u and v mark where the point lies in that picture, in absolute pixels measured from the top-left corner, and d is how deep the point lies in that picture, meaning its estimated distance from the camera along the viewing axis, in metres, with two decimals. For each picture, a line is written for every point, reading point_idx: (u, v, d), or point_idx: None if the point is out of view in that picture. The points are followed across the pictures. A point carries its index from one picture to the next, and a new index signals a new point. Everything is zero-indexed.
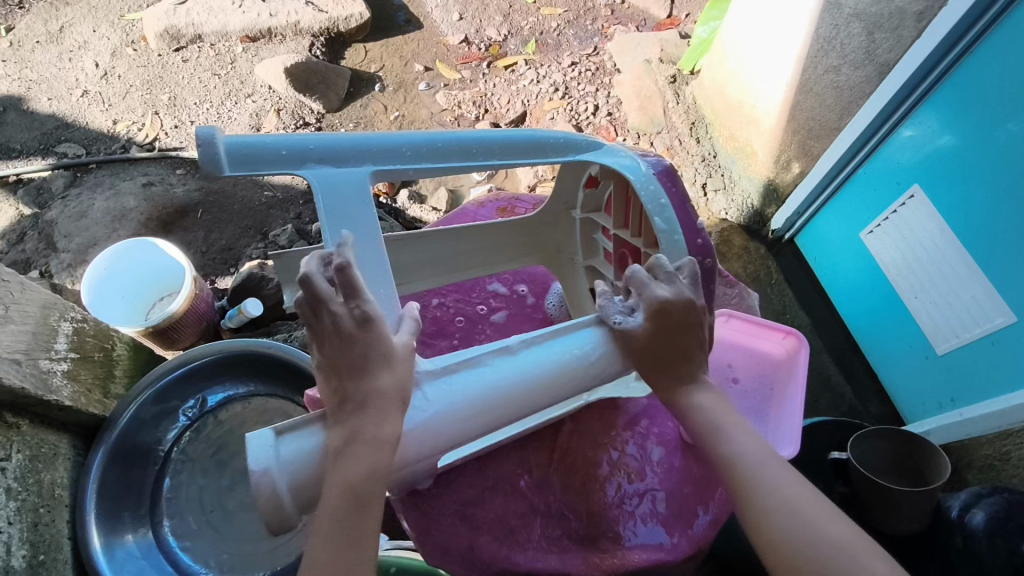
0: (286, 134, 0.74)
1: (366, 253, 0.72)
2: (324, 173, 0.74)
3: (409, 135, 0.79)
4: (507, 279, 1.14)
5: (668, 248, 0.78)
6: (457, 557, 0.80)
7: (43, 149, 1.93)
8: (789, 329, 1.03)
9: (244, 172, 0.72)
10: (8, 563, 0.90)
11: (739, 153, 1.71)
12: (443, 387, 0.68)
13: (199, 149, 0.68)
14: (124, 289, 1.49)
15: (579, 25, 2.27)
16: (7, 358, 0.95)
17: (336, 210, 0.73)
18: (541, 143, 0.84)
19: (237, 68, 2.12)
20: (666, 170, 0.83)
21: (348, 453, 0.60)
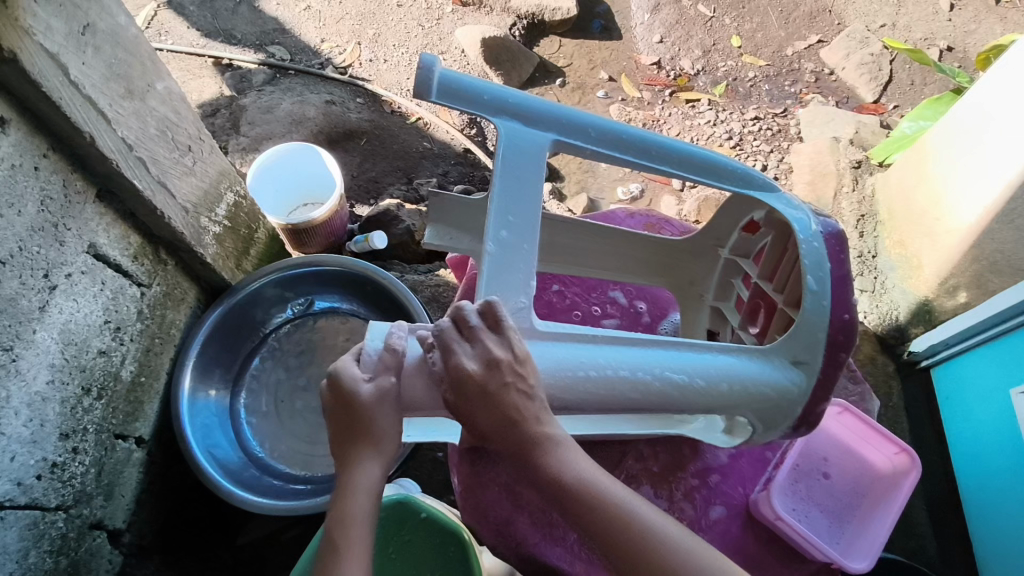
0: (491, 82, 0.79)
1: (523, 207, 0.74)
2: (512, 127, 0.78)
3: (598, 119, 0.82)
4: (629, 291, 1.13)
5: (811, 310, 0.76)
6: (493, 525, 0.85)
7: (257, 45, 2.15)
8: (905, 446, 0.95)
9: (448, 106, 0.78)
10: (119, 372, 1.02)
11: (901, 262, 1.58)
12: (538, 348, 0.70)
13: (417, 71, 0.75)
14: (282, 184, 1.64)
15: (776, 83, 2.20)
16: (180, 204, 1.06)
17: (511, 160, 0.76)
18: (722, 168, 0.85)
19: (440, 25, 2.23)
20: (837, 236, 0.80)
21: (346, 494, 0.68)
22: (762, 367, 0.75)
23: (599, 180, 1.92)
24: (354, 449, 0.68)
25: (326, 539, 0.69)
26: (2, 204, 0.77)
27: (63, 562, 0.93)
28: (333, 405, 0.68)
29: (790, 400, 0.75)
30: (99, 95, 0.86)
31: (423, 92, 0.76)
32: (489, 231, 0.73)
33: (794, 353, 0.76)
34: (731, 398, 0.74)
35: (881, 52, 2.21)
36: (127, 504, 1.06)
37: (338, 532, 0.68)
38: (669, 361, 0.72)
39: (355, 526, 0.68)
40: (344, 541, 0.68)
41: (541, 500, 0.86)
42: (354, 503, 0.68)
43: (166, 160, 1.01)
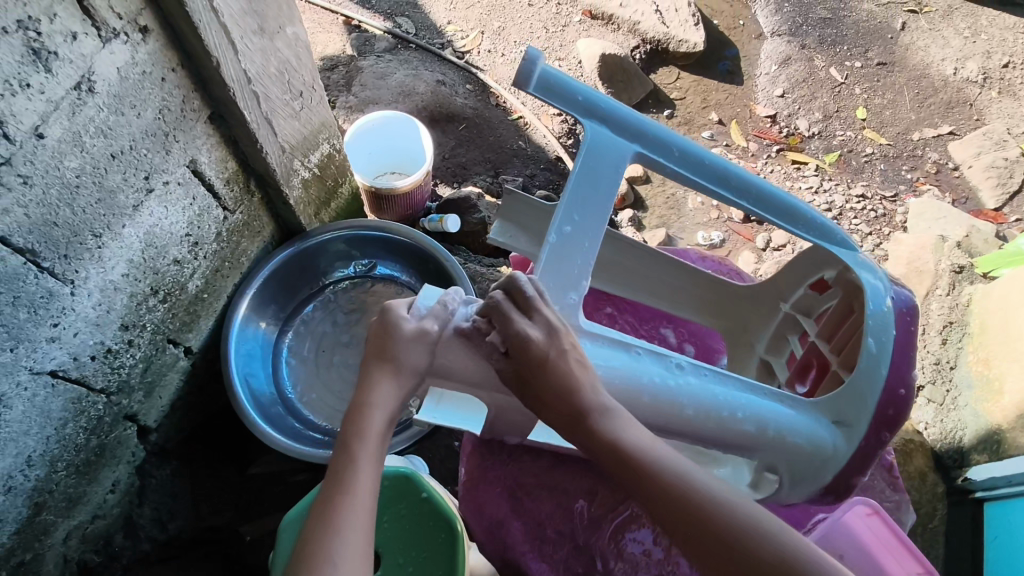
0: (584, 85, 0.81)
1: (592, 211, 0.78)
2: (597, 131, 0.81)
3: (681, 140, 0.84)
4: (681, 331, 1.10)
5: (865, 368, 0.80)
6: (485, 523, 0.90)
7: (388, 13, 2.23)
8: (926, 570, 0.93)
9: (540, 100, 0.79)
10: (186, 283, 1.08)
11: (982, 382, 1.46)
12: (581, 343, 0.74)
13: (521, 63, 0.76)
14: (375, 148, 1.68)
15: (893, 165, 2.09)
16: (279, 143, 1.11)
17: (592, 163, 0.79)
18: (799, 216, 0.86)
19: (565, 32, 2.24)
20: (907, 307, 0.83)
21: (367, 409, 0.70)
22: (805, 419, 0.80)
23: (683, 220, 1.88)
24: (378, 370, 0.72)
25: (340, 447, 0.69)
26: (126, 104, 0.84)
27: (93, 442, 1.00)
28: (373, 332, 0.75)
29: (825, 456, 0.81)
30: (234, 26, 0.91)
31: (523, 82, 0.77)
32: (554, 225, 0.77)
33: (837, 413, 0.81)
34: (768, 442, 0.79)
35: (1018, 159, 2.06)
36: (162, 406, 1.12)
37: (356, 440, 0.69)
38: (713, 392, 0.76)
39: (371, 437, 0.69)
40: (360, 450, 0.68)
41: (540, 512, 0.90)
42: (372, 415, 0.70)
43: (276, 99, 1.07)
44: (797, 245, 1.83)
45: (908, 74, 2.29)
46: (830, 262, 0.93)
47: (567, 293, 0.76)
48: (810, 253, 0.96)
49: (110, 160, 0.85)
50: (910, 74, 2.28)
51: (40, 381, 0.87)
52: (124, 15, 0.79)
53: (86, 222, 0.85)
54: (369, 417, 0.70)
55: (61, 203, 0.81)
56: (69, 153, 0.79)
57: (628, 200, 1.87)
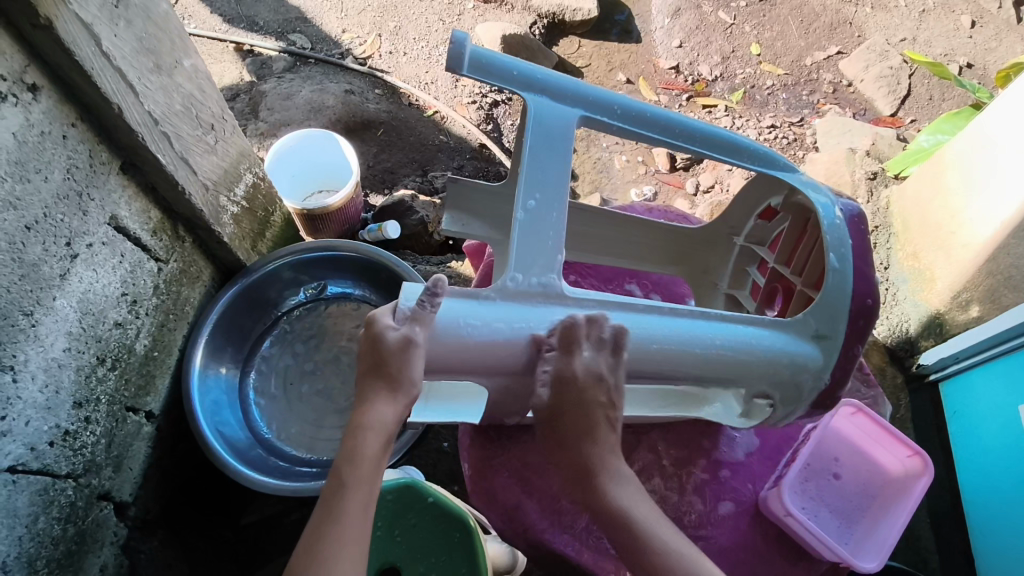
0: (518, 58, 0.82)
1: (551, 180, 0.78)
2: (540, 102, 0.82)
3: (621, 96, 0.86)
4: (646, 284, 1.14)
5: (833, 287, 0.82)
6: (499, 507, 0.92)
7: (278, 32, 2.16)
8: (917, 448, 1.01)
9: (478, 79, 0.80)
10: (133, 344, 1.02)
11: (914, 274, 1.56)
12: (566, 314, 0.76)
13: (450, 46, 0.76)
14: (297, 170, 1.64)
15: (795, 92, 2.20)
16: (201, 181, 1.07)
17: (541, 132, 0.80)
18: (742, 148, 0.90)
19: (461, 21, 2.24)
20: (856, 216, 0.87)
21: (359, 433, 0.72)
22: (785, 339, 0.81)
23: (614, 181, 1.93)
24: (373, 390, 0.72)
25: (335, 471, 0.72)
26: (29, 169, 0.79)
27: (71, 531, 0.94)
28: (363, 345, 0.74)
29: (812, 374, 0.82)
30: (129, 67, 0.86)
31: (456, 64, 0.77)
32: (519, 201, 0.77)
33: (817, 327, 0.83)
34: (756, 369, 0.81)
35: (901, 66, 2.21)
36: (135, 477, 1.06)
37: (346, 467, 0.71)
38: (698, 331, 0.79)
39: (364, 463, 0.71)
40: (352, 476, 0.71)
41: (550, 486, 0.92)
42: (365, 441, 0.71)
43: (188, 136, 1.02)
44: (724, 184, 1.91)
45: (789, 5, 2.40)
46: (776, 187, 0.98)
47: (545, 266, 0.76)
48: (754, 184, 1.01)
49: (26, 232, 0.80)
50: (791, 5, 2.40)
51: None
52: (8, 75, 0.74)
53: (14, 301, 0.79)
54: (359, 445, 0.71)
55: None
56: None
57: None
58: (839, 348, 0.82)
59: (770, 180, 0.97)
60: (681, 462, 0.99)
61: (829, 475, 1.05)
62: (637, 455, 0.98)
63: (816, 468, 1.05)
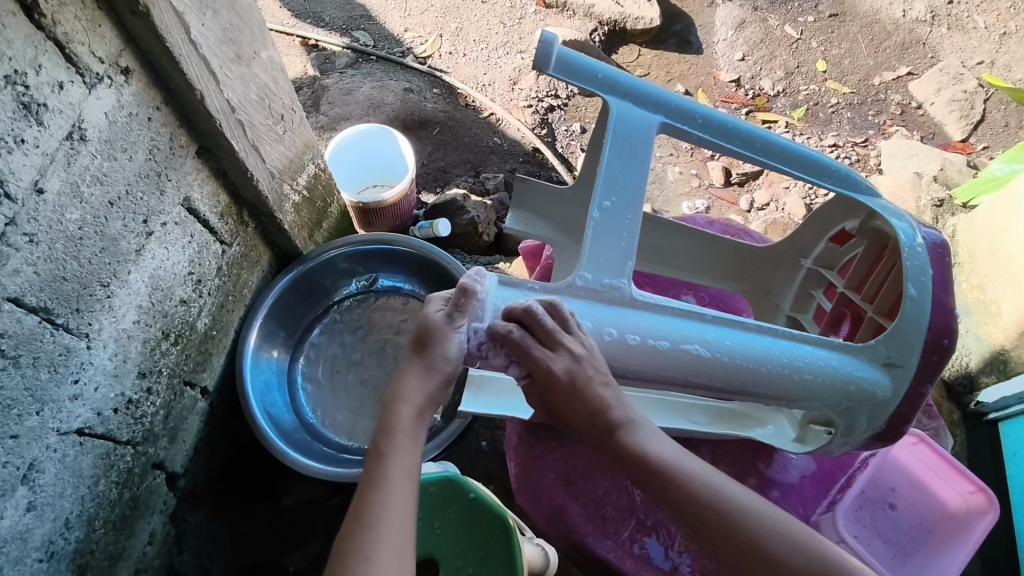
0: (605, 62, 0.84)
1: (628, 184, 0.79)
2: (623, 106, 0.83)
3: (705, 107, 0.86)
4: (703, 296, 1.13)
5: (907, 313, 0.79)
6: (544, 508, 0.94)
7: (343, 28, 2.22)
8: (982, 486, 1.00)
9: (564, 79, 0.82)
10: (195, 322, 1.07)
11: (978, 307, 1.49)
12: (627, 314, 0.76)
13: (539, 45, 0.79)
14: (355, 164, 1.67)
15: (860, 111, 2.14)
16: (267, 169, 1.11)
17: (620, 133, 0.81)
18: (823, 167, 0.88)
19: (522, 26, 2.26)
20: (938, 246, 0.83)
21: (391, 407, 0.73)
22: (854, 362, 0.79)
23: (666, 193, 1.92)
24: (412, 363, 0.74)
25: (373, 446, 0.72)
26: (117, 148, 0.83)
27: (126, 495, 0.98)
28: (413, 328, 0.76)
29: (880, 401, 0.79)
30: (212, 56, 0.90)
31: (544, 62, 0.79)
32: (595, 200, 0.79)
33: (888, 354, 0.79)
34: (822, 391, 0.79)
35: (976, 91, 2.12)
36: (186, 450, 1.11)
37: (383, 437, 0.71)
38: (765, 348, 0.77)
39: (401, 433, 0.71)
40: (390, 446, 0.71)
41: (596, 492, 0.95)
42: (399, 412, 0.72)
43: (260, 125, 1.06)
44: (780, 202, 1.88)
45: (860, 22, 2.34)
46: (853, 210, 0.95)
47: (615, 269, 0.77)
48: (830, 205, 0.98)
49: (109, 208, 0.84)
50: (862, 22, 2.34)
51: (68, 440, 0.85)
52: (106, 58, 0.78)
53: (94, 272, 0.83)
54: (392, 420, 0.72)
55: (68, 256, 0.79)
56: (69, 205, 0.78)
57: None
58: (910, 378, 0.79)
59: (847, 202, 0.94)
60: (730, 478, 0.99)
61: (884, 504, 1.06)
62: None
63: (870, 497, 1.06)
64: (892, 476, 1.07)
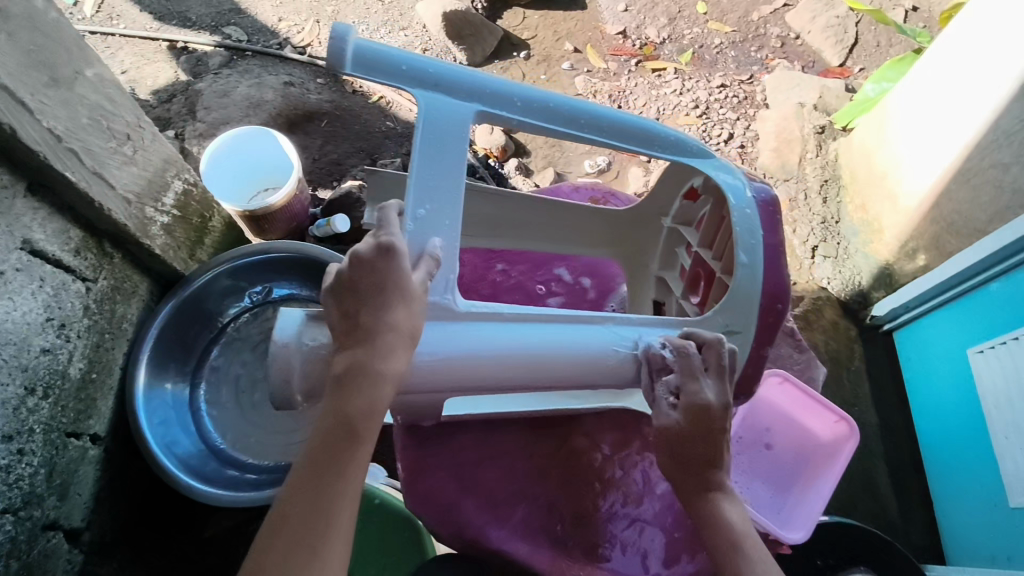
0: (412, 53, 0.80)
1: (444, 186, 0.77)
2: (431, 98, 0.80)
3: (524, 89, 0.84)
4: (575, 267, 1.16)
5: (742, 279, 0.82)
6: (435, 507, 0.90)
7: (213, 26, 2.06)
8: (842, 414, 1.07)
9: (365, 77, 0.78)
10: (66, 369, 1.00)
11: (863, 226, 1.59)
12: (461, 328, 0.73)
13: (330, 44, 0.75)
14: (239, 171, 1.58)
15: (743, 49, 2.18)
16: (120, 195, 1.03)
17: (430, 132, 0.78)
18: (649, 134, 0.88)
19: (401, 1, 2.18)
20: (766, 202, 0.87)
21: (351, 379, 0.64)
22: (692, 339, 0.81)
23: (566, 154, 1.91)
24: (384, 322, 0.65)
25: (338, 424, 0.63)
26: None
27: (15, 565, 0.92)
28: (360, 262, 0.66)
29: None
30: (18, 85, 0.82)
31: (337, 62, 0.75)
32: (408, 209, 0.75)
33: (726, 323, 0.82)
34: (663, 369, 0.80)
35: (847, 14, 2.19)
36: (84, 502, 1.05)
37: (358, 424, 0.64)
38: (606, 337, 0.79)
39: (372, 418, 0.64)
40: (364, 433, 0.64)
41: (486, 482, 0.93)
42: (379, 391, 0.64)
43: (100, 149, 0.98)
44: None
45: None
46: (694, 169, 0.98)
47: (438, 286, 0.73)
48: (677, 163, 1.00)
49: None
50: None
51: None
52: None
53: None
54: (356, 402, 0.63)
55: None
56: None
57: (510, 150, 1.86)
58: (749, 343, 0.83)
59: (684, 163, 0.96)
60: (619, 445, 0.99)
61: (761, 445, 1.08)
62: (573, 441, 0.98)
63: (748, 439, 1.09)
64: (765, 415, 1.10)
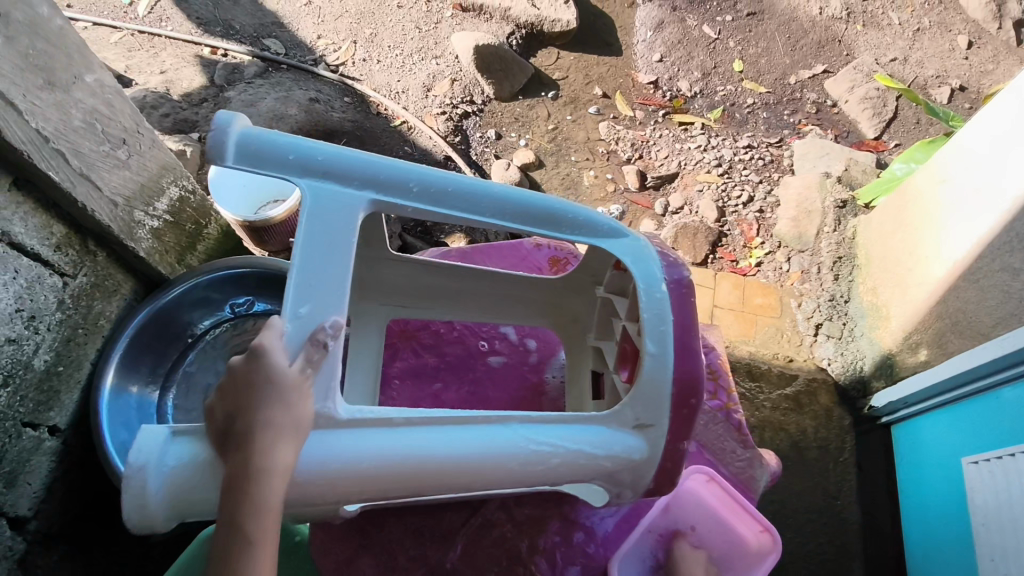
0: (298, 140, 0.76)
1: (328, 270, 0.71)
2: (317, 186, 0.75)
3: (420, 172, 0.79)
4: (522, 329, 1.16)
5: (653, 368, 0.78)
6: (332, 561, 0.91)
7: (254, 36, 2.14)
8: (768, 524, 0.96)
9: (249, 168, 0.75)
10: (31, 360, 1.01)
11: (872, 310, 1.50)
12: (345, 437, 0.69)
13: (209, 136, 0.72)
14: (250, 180, 1.57)
15: (775, 111, 2.13)
16: (107, 198, 1.05)
17: (316, 221, 0.73)
18: (558, 217, 0.83)
19: (438, 30, 2.21)
20: (680, 286, 0.84)
21: (242, 485, 0.62)
22: (599, 433, 0.77)
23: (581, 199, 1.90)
24: (265, 423, 0.65)
25: (230, 531, 0.62)
26: None
27: None
28: (239, 373, 0.67)
29: (637, 464, 0.78)
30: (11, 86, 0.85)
31: (218, 156, 0.73)
32: (288, 306, 0.70)
33: (636, 417, 0.78)
34: (568, 468, 0.76)
35: (888, 87, 2.13)
36: (33, 492, 1.06)
37: (249, 521, 0.62)
38: (502, 439, 0.73)
39: (268, 514, 0.63)
40: (257, 533, 0.62)
41: (388, 539, 0.93)
42: (268, 488, 0.63)
43: (92, 153, 1.01)
44: (694, 205, 1.86)
45: (778, 20, 2.34)
46: None
47: (320, 392, 0.69)
48: None
49: None
50: (779, 20, 2.34)
51: None
52: None
53: None
54: (246, 506, 0.62)
55: None
56: None
57: None
58: (664, 435, 0.78)
59: None
60: (533, 520, 0.97)
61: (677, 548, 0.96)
62: (486, 508, 0.97)
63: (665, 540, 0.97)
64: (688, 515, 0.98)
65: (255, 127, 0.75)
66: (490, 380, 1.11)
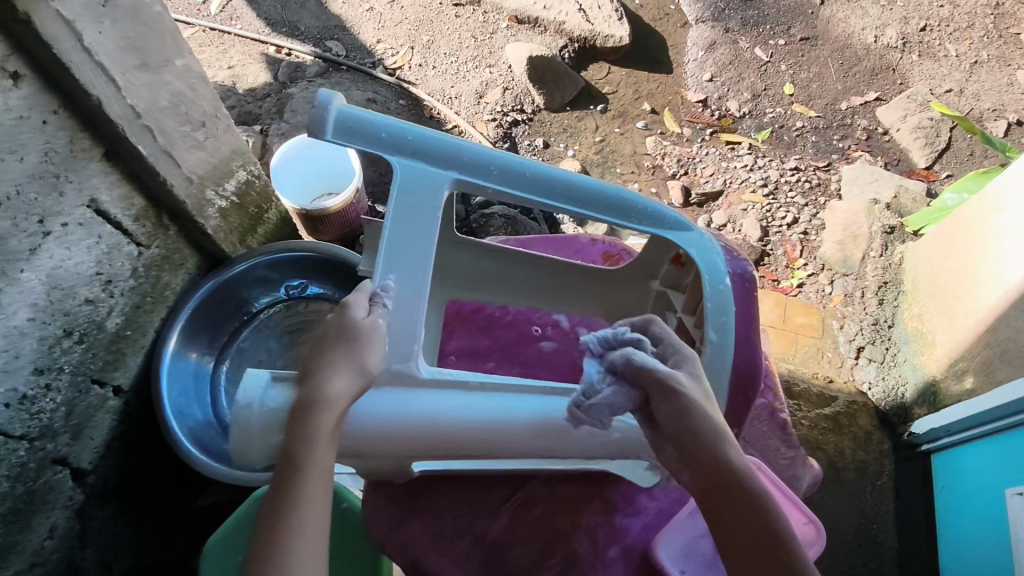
0: (391, 120, 0.84)
1: (416, 241, 0.80)
2: (407, 164, 0.83)
3: (502, 156, 0.86)
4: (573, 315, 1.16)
5: (714, 359, 0.83)
6: (384, 521, 0.94)
7: (317, 38, 2.23)
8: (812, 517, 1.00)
9: (347, 142, 0.83)
10: (104, 322, 1.07)
11: (917, 336, 1.50)
12: (421, 396, 0.75)
13: (314, 113, 0.81)
14: (313, 170, 1.66)
15: (824, 136, 2.13)
16: (184, 174, 1.12)
17: (405, 196, 0.82)
18: (626, 207, 0.88)
19: (493, 40, 2.27)
20: (741, 281, 0.88)
21: (301, 415, 0.65)
22: None
23: None
24: (329, 362, 0.69)
25: (287, 458, 0.64)
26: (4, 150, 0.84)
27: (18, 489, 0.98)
28: (324, 325, 0.73)
29: None
30: (111, 64, 0.93)
31: (318, 130, 0.81)
32: (378, 273, 0.78)
33: None
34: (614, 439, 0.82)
35: (942, 118, 2.11)
36: (95, 446, 1.12)
37: (302, 449, 0.64)
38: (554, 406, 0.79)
39: (319, 445, 0.64)
40: (308, 459, 0.64)
41: (437, 506, 0.97)
42: (319, 418, 0.65)
43: (174, 132, 1.08)
44: (737, 224, 1.86)
45: (831, 47, 2.35)
46: None
47: (403, 352, 0.76)
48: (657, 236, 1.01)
49: None
50: (833, 47, 2.34)
51: None
52: None
53: None
54: (300, 434, 0.64)
55: None
56: None
57: None
58: None
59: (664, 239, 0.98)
60: (575, 498, 0.99)
61: None
62: (528, 486, 0.99)
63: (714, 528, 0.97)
64: None
65: (356, 107, 0.83)
66: (537, 366, 1.13)
